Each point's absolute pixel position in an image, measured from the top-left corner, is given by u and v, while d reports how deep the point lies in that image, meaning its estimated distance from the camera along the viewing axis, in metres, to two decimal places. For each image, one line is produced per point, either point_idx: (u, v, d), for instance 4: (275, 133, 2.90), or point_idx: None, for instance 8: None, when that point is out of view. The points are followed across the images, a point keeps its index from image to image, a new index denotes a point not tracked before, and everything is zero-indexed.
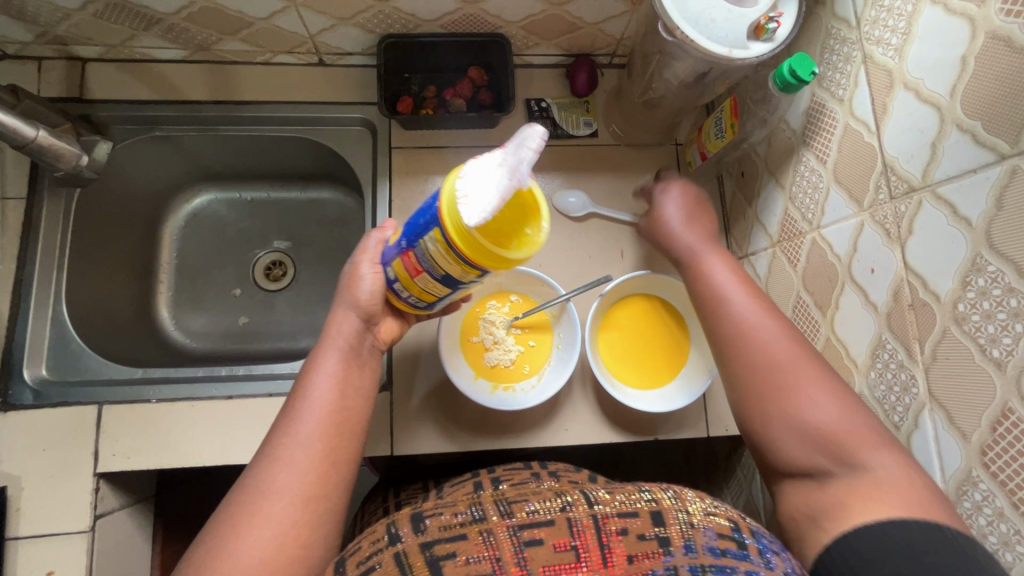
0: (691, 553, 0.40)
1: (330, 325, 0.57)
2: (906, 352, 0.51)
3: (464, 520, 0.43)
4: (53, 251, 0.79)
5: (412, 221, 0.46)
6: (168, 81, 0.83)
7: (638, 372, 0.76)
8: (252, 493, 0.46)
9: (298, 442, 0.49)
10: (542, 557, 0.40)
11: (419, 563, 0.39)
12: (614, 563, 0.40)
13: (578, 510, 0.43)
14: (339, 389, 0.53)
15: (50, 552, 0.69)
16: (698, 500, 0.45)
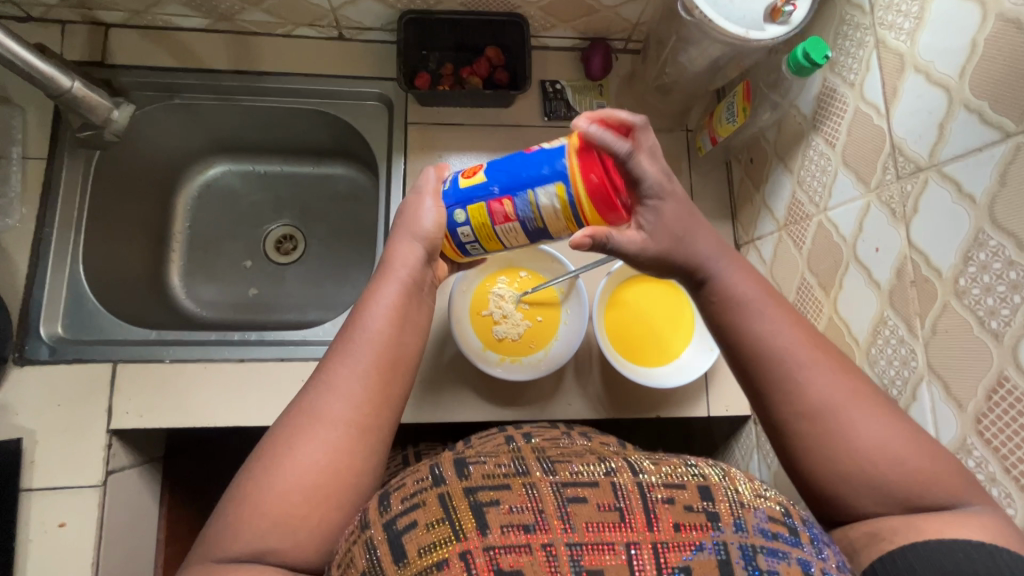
0: (741, 531, 0.38)
1: (392, 256, 0.58)
2: (907, 328, 0.53)
3: (507, 471, 0.41)
4: (72, 213, 0.80)
5: (518, 171, 0.50)
6: (189, 49, 0.84)
7: (643, 351, 0.77)
8: (308, 415, 0.49)
9: (350, 372, 0.51)
10: (586, 514, 0.39)
11: (462, 507, 0.38)
12: (660, 529, 0.38)
13: (622, 476, 0.41)
14: (396, 324, 0.54)
15: (62, 505, 0.70)
16: (747, 480, 0.43)
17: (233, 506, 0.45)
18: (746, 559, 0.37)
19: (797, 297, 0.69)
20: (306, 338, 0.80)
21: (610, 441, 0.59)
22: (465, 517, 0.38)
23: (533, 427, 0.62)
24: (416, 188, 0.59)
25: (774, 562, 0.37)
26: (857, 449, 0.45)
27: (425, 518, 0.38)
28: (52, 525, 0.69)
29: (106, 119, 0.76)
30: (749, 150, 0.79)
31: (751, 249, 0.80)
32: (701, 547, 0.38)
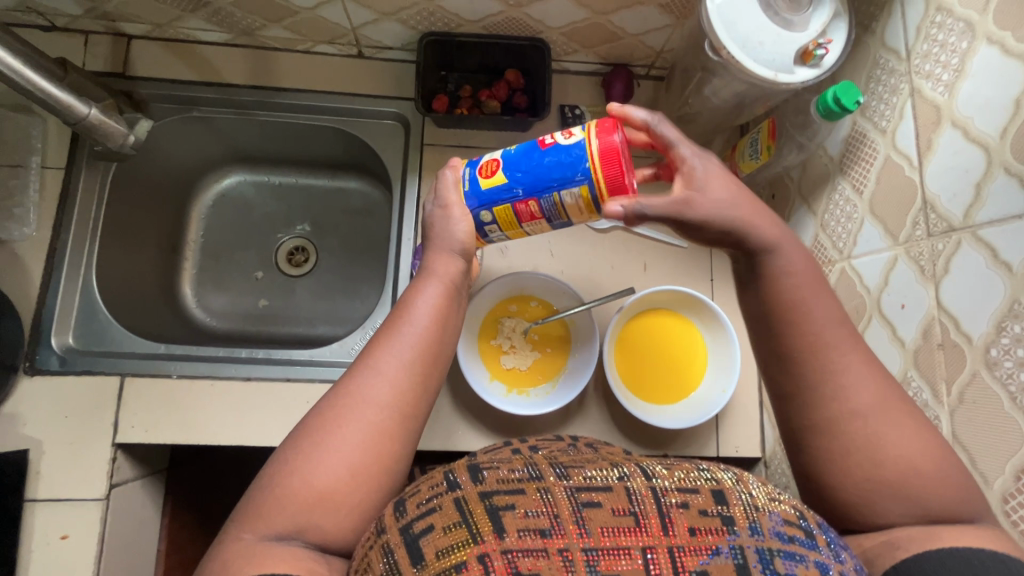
0: (757, 535, 0.35)
1: (432, 261, 0.55)
2: (932, 393, 0.50)
3: (521, 476, 0.38)
4: (87, 222, 0.80)
5: (542, 173, 0.51)
6: (210, 63, 0.84)
7: (653, 389, 0.76)
8: (346, 395, 0.47)
9: (393, 356, 0.49)
10: (602, 519, 0.35)
11: (479, 511, 0.36)
12: (676, 533, 0.35)
13: (635, 480, 0.38)
14: (439, 316, 0.52)
15: (64, 518, 0.70)
16: (760, 482, 0.40)
17: (274, 482, 0.44)
18: (763, 563, 0.34)
19: None
20: (313, 357, 0.79)
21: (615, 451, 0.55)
22: (481, 519, 0.35)
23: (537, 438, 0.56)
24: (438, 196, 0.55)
25: (792, 566, 0.34)
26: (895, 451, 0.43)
27: (441, 521, 0.35)
28: (54, 537, 0.69)
29: (121, 143, 0.77)
30: (772, 185, 0.77)
31: None
32: (717, 551, 0.35)
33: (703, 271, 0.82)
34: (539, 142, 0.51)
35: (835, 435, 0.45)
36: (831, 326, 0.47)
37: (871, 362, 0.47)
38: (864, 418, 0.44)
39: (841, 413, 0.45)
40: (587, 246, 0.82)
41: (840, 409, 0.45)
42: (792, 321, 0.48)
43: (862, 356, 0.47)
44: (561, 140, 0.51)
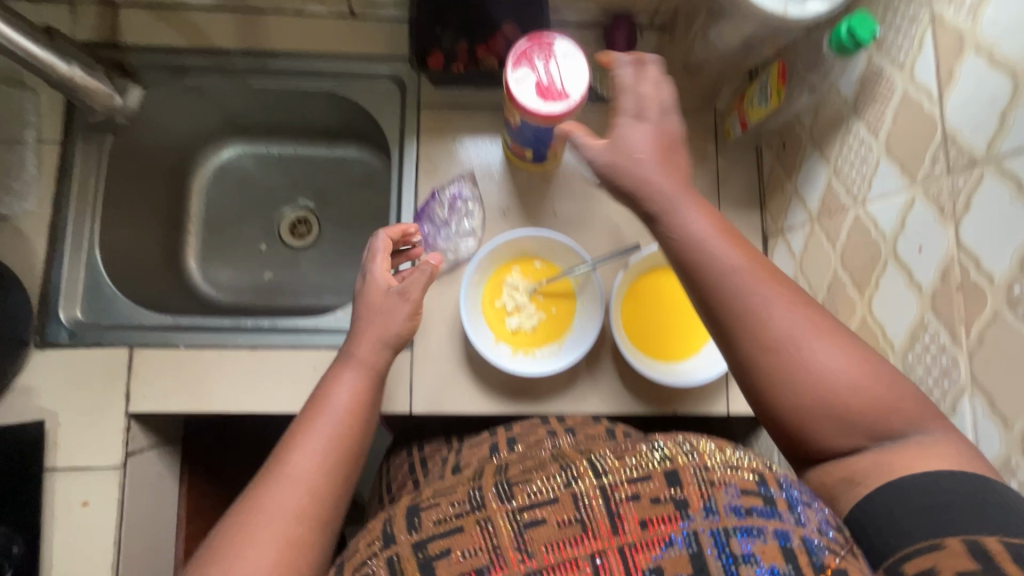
0: (711, 514, 0.38)
1: (354, 350, 0.60)
2: (950, 335, 0.49)
3: (461, 511, 0.41)
4: (88, 197, 0.80)
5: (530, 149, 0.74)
6: (200, 30, 0.82)
7: (664, 344, 0.75)
8: (254, 507, 0.47)
9: (309, 454, 0.51)
10: (545, 536, 0.39)
11: (412, 566, 0.39)
12: (626, 530, 0.38)
13: (583, 483, 0.41)
14: (352, 413, 0.56)
15: (85, 486, 0.71)
16: (719, 453, 0.42)
17: None
18: (719, 546, 0.37)
19: (828, 294, 0.65)
20: (318, 325, 0.79)
21: (596, 433, 0.62)
22: (412, 570, 0.39)
23: (523, 427, 0.65)
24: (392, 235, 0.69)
25: (749, 542, 0.37)
26: (827, 376, 0.45)
27: None
28: (76, 504, 0.71)
29: (108, 105, 0.76)
30: (782, 134, 0.75)
31: (779, 241, 0.76)
32: (671, 542, 0.38)
33: None
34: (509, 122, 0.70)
35: (758, 368, 0.47)
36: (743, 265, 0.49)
37: (789, 295, 0.48)
38: (790, 343, 0.46)
39: (766, 344, 0.46)
40: (590, 205, 0.80)
41: (765, 340, 0.46)
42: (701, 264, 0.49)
43: (780, 290, 0.48)
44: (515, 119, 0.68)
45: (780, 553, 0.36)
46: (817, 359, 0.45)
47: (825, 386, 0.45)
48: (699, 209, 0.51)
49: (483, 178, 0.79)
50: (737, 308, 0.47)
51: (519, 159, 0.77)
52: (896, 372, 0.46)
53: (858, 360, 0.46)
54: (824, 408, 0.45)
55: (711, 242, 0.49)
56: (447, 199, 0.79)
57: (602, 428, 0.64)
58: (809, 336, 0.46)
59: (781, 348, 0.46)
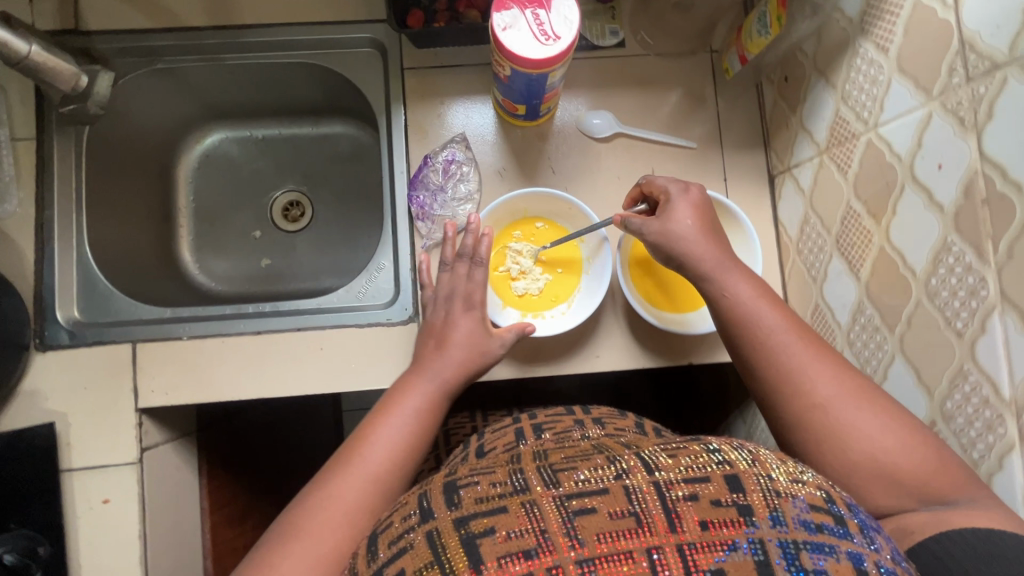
0: (780, 525, 0.36)
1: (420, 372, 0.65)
2: (976, 254, 0.46)
3: (503, 491, 0.39)
4: (70, 194, 0.77)
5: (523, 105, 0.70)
6: (165, 7, 0.78)
7: (675, 295, 0.74)
8: (312, 503, 0.51)
9: (379, 457, 0.56)
10: (597, 525, 0.36)
11: (453, 542, 0.36)
12: (685, 529, 0.36)
13: (634, 477, 0.38)
14: (416, 431, 0.59)
15: (102, 484, 0.70)
16: (780, 464, 0.40)
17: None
18: (789, 559, 0.34)
19: (842, 227, 0.63)
20: (321, 306, 0.78)
21: (625, 425, 0.60)
22: (456, 553, 0.35)
23: (547, 417, 0.63)
24: (468, 257, 0.68)
25: (821, 559, 0.34)
26: (865, 434, 0.49)
27: (413, 564, 0.35)
28: (97, 501, 0.70)
29: (73, 87, 0.72)
30: (783, 67, 0.71)
31: (786, 179, 0.73)
32: (735, 547, 0.35)
33: (716, 170, 0.77)
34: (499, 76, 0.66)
35: (799, 429, 0.52)
36: (780, 327, 0.55)
37: (824, 359, 0.53)
38: (824, 407, 0.51)
39: (804, 405, 0.51)
40: (589, 159, 0.77)
41: (805, 403, 0.52)
42: (737, 324, 0.57)
43: (815, 352, 0.53)
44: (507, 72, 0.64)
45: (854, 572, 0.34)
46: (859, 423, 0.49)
47: (866, 448, 0.48)
48: (744, 278, 0.59)
49: (477, 139, 0.76)
50: (784, 371, 0.53)
51: (511, 116, 0.74)
52: (940, 440, 0.49)
53: (897, 422, 0.49)
54: (862, 469, 0.48)
55: (750, 304, 0.57)
56: (441, 164, 0.76)
57: (628, 421, 0.63)
58: (847, 399, 0.51)
59: (826, 410, 0.51)
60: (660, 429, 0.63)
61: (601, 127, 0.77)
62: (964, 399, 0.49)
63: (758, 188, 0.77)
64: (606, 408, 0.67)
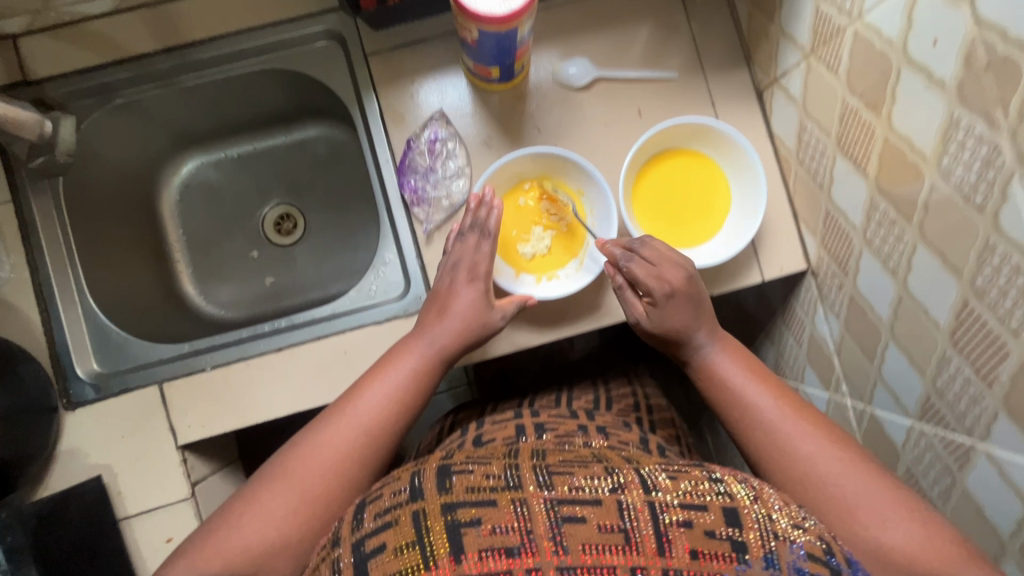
0: (772, 567, 0.38)
1: (406, 343, 0.64)
2: (987, 121, 0.45)
3: (496, 486, 0.41)
4: (60, 249, 0.76)
5: (496, 70, 0.69)
6: (108, 39, 0.75)
7: (684, 231, 0.74)
8: (290, 461, 0.54)
9: (371, 412, 0.57)
10: (584, 534, 0.38)
11: (439, 527, 0.38)
12: (674, 555, 0.38)
13: (629, 494, 0.41)
14: (398, 396, 0.59)
15: (159, 525, 0.71)
16: (783, 507, 0.43)
17: (219, 528, 0.51)
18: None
19: (842, 126, 0.62)
20: (336, 311, 0.77)
21: (628, 439, 0.59)
22: (440, 540, 0.37)
23: (552, 416, 0.63)
24: (479, 230, 0.67)
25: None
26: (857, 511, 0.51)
27: (394, 541, 0.38)
28: (160, 542, 0.70)
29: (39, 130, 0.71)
30: None
31: (776, 91, 0.73)
32: None
33: (703, 97, 0.76)
34: (467, 42, 0.64)
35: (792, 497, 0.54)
36: (768, 400, 0.61)
37: (818, 429, 0.57)
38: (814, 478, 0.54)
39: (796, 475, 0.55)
40: (574, 111, 0.75)
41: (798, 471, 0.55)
42: (729, 400, 0.63)
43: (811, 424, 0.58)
44: (473, 37, 0.62)
45: None
46: (839, 489, 0.52)
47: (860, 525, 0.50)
48: (727, 351, 0.67)
49: (456, 113, 0.74)
50: (767, 441, 0.58)
51: (485, 82, 0.72)
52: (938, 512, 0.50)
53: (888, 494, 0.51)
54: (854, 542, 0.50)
55: (740, 382, 0.63)
56: (425, 145, 0.74)
57: (636, 437, 0.61)
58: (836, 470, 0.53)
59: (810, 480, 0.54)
60: (666, 447, 0.61)
61: (578, 76, 0.75)
62: (991, 270, 0.47)
63: (748, 107, 0.77)
64: (610, 416, 0.67)
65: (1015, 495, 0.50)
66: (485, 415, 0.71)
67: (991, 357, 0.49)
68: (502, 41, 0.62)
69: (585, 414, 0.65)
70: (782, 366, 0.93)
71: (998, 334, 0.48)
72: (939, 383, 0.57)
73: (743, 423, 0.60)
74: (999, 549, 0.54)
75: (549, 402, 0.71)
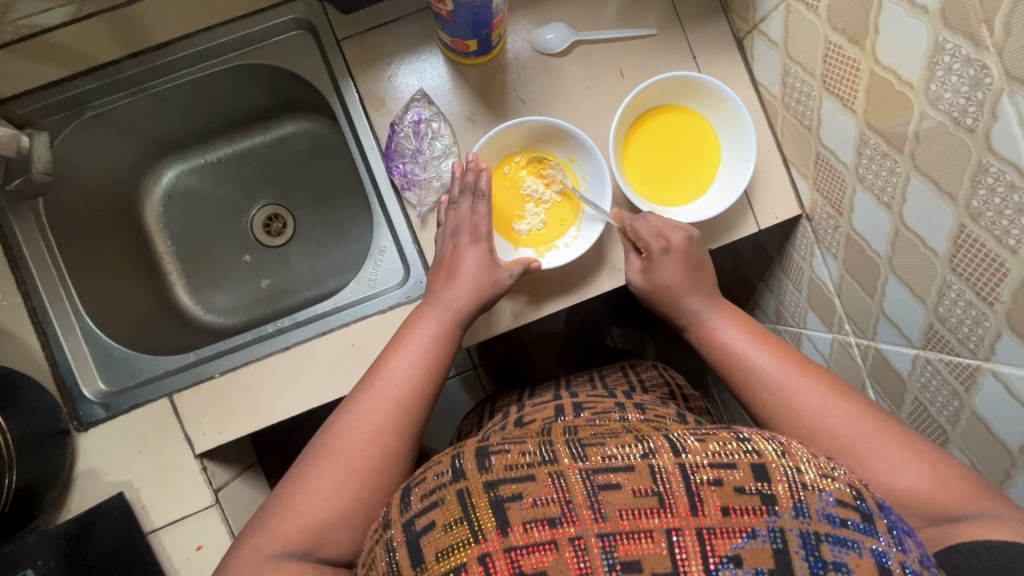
0: (802, 516, 0.36)
1: (421, 313, 0.64)
2: (973, 43, 0.45)
3: (532, 460, 0.39)
4: (50, 272, 0.75)
5: (475, 42, 0.67)
6: (69, 50, 0.73)
7: (674, 187, 0.74)
8: (326, 438, 0.53)
9: (399, 381, 0.57)
10: (620, 501, 0.37)
11: (483, 503, 0.37)
12: (706, 514, 0.36)
13: (661, 458, 0.39)
14: (423, 362, 0.59)
15: (188, 534, 0.70)
16: (811, 458, 0.41)
17: (255, 526, 0.50)
18: (808, 549, 0.36)
19: (826, 65, 0.62)
20: (338, 305, 0.77)
21: (665, 413, 0.58)
22: (485, 515, 0.36)
23: (589, 397, 0.63)
24: (470, 192, 0.68)
25: (841, 553, 0.36)
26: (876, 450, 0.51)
27: (443, 518, 0.37)
28: (190, 550, 0.70)
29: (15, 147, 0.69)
30: None
31: (756, 37, 0.72)
32: (755, 534, 0.36)
33: (683, 52, 0.76)
34: (441, 15, 0.63)
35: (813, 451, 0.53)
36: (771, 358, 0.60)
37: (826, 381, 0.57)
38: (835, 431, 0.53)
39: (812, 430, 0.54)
40: (555, 78, 0.74)
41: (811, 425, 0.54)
42: (733, 364, 0.62)
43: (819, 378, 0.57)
44: (448, 9, 0.61)
45: (877, 568, 0.35)
46: (853, 433, 0.52)
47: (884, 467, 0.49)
48: (726, 315, 0.67)
49: (437, 92, 0.73)
50: (770, 398, 0.57)
51: (463, 56, 0.71)
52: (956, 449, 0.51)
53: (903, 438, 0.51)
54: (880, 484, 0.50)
55: (741, 345, 0.63)
56: (409, 127, 0.73)
57: (671, 409, 0.60)
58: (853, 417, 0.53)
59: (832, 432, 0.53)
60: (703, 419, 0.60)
61: (556, 41, 0.74)
62: (989, 192, 0.47)
63: (729, 57, 0.76)
64: (649, 396, 0.65)
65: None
66: (524, 398, 0.69)
67: (992, 276, 0.50)
68: (478, 11, 0.61)
69: (624, 394, 0.64)
70: (783, 314, 0.95)
71: (998, 255, 0.48)
72: (941, 310, 0.58)
73: (752, 383, 0.59)
74: (1010, 463, 0.56)
75: (588, 385, 0.69)
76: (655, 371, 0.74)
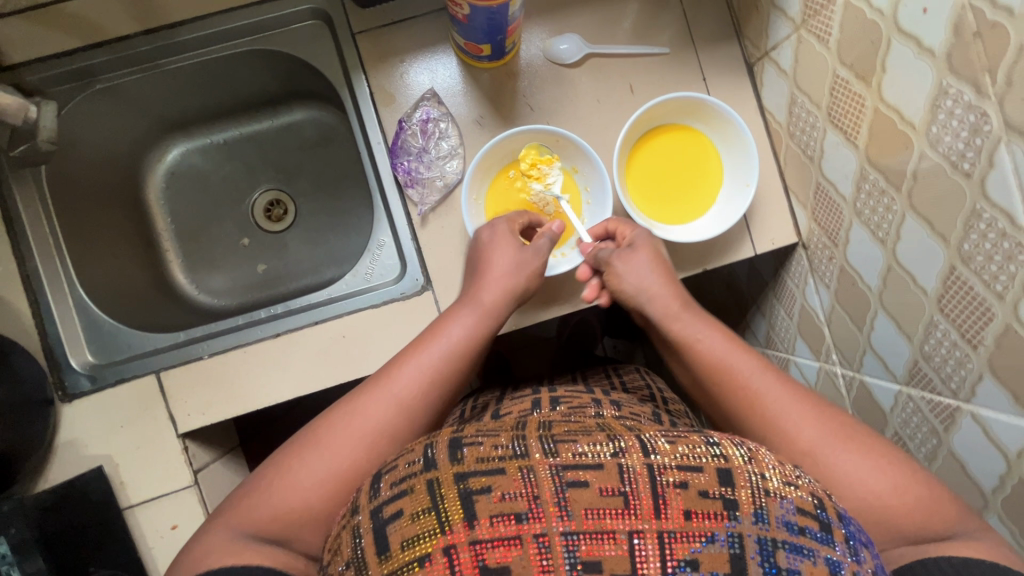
0: (761, 522, 0.37)
1: (443, 322, 0.63)
2: (975, 90, 0.45)
3: (503, 454, 0.40)
4: (47, 240, 0.76)
5: (489, 47, 0.68)
6: (85, 21, 0.73)
7: (673, 206, 0.75)
8: (325, 429, 0.53)
9: (410, 391, 0.56)
10: (587, 500, 0.37)
11: (452, 494, 0.37)
12: (668, 516, 0.37)
13: (630, 458, 0.39)
14: (436, 375, 0.58)
15: (164, 513, 0.70)
16: (776, 466, 0.41)
17: (235, 501, 0.51)
18: (764, 554, 0.36)
19: (832, 98, 0.62)
20: (332, 296, 0.77)
21: (640, 412, 0.58)
22: (454, 507, 0.37)
23: (566, 391, 0.63)
24: None
25: (796, 560, 0.36)
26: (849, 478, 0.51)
27: (410, 507, 0.37)
28: (165, 528, 0.70)
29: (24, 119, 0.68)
30: None
31: (766, 64, 0.73)
32: (713, 538, 0.37)
33: (694, 72, 0.77)
34: (457, 18, 0.63)
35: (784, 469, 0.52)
36: (755, 372, 0.58)
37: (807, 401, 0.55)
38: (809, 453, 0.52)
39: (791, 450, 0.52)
40: (566, 88, 0.75)
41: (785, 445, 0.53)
42: (709, 368, 0.60)
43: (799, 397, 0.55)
44: (463, 13, 0.61)
45: None
46: (827, 455, 0.51)
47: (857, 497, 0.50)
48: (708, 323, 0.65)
49: (447, 92, 0.74)
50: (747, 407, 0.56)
51: (475, 59, 0.72)
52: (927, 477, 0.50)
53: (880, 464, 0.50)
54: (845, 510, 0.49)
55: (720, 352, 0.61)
56: (417, 125, 0.74)
57: (646, 408, 0.61)
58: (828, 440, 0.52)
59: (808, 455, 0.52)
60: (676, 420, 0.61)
61: (570, 52, 0.74)
62: (980, 236, 0.48)
63: (739, 81, 0.77)
64: (628, 395, 0.66)
65: (998, 450, 0.52)
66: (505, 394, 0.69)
67: (978, 320, 0.50)
68: (492, 18, 0.62)
69: (602, 391, 0.65)
70: (774, 339, 0.95)
71: (985, 299, 0.49)
72: (927, 348, 0.59)
73: (730, 393, 0.58)
74: (983, 503, 0.56)
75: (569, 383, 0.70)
76: (637, 373, 0.75)
